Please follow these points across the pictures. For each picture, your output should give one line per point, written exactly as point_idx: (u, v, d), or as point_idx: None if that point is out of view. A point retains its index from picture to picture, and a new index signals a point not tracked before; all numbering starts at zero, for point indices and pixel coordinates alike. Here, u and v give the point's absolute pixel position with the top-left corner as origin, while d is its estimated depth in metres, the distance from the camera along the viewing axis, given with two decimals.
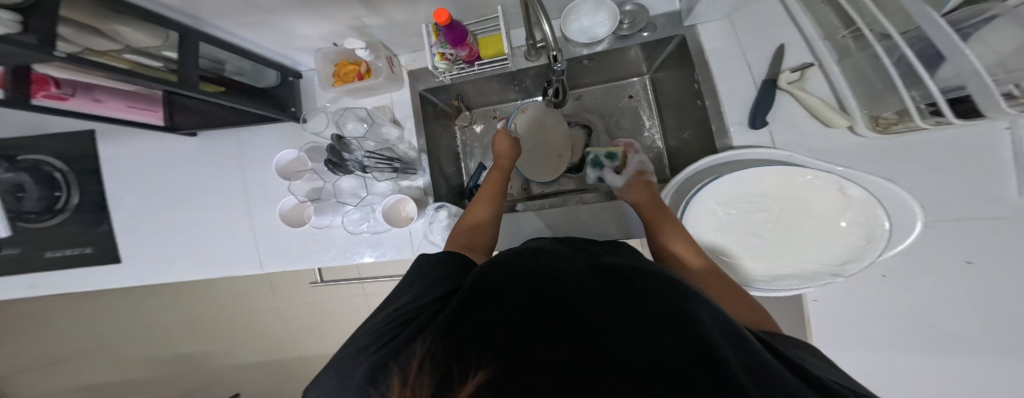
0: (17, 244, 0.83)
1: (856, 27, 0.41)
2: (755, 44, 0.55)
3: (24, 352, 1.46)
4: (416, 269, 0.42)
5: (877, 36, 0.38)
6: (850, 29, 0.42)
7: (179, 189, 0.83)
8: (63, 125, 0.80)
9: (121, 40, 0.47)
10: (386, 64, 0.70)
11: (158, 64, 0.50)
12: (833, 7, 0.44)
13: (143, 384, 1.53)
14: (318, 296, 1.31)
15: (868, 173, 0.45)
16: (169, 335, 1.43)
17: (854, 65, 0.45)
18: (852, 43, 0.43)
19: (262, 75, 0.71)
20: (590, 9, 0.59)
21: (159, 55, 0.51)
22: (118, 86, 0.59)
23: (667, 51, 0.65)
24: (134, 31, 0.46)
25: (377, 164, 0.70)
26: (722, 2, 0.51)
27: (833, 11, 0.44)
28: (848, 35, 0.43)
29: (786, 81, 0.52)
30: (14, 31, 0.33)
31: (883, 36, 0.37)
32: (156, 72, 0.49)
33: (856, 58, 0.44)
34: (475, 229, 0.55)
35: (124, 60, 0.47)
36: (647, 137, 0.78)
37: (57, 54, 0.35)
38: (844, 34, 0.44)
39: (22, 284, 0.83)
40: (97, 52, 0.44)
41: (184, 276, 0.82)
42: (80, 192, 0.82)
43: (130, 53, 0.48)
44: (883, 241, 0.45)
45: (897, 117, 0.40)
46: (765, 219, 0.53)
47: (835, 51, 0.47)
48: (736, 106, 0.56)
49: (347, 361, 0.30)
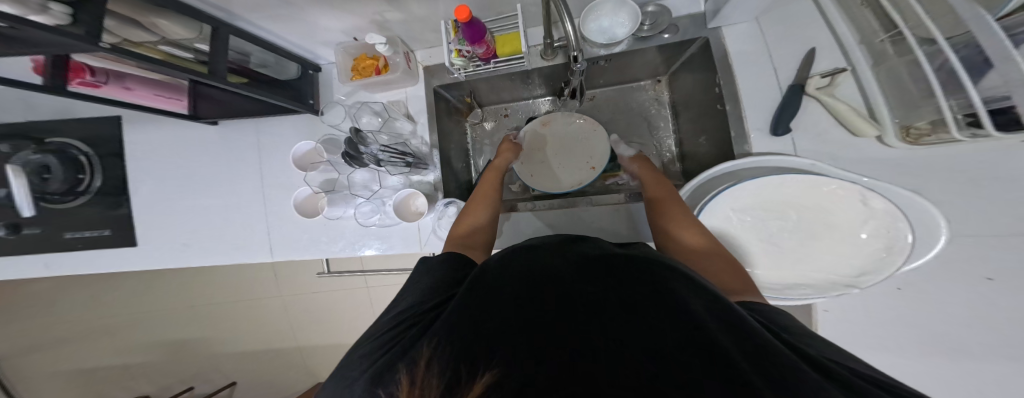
0: (39, 224, 0.85)
1: (897, 31, 0.38)
2: (779, 50, 0.54)
3: (34, 330, 1.49)
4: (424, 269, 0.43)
5: (919, 41, 0.35)
6: (889, 34, 0.39)
7: (194, 176, 0.84)
8: (92, 110, 0.83)
9: (157, 33, 0.51)
10: (404, 59, 0.70)
11: (190, 56, 0.54)
12: (872, 10, 0.41)
13: (146, 368, 1.54)
14: (323, 286, 1.33)
15: (895, 186, 0.44)
16: (176, 319, 1.46)
17: (890, 71, 0.41)
18: (891, 48, 0.39)
19: (282, 67, 0.74)
20: (610, 9, 0.59)
21: (192, 47, 0.55)
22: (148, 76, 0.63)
23: (689, 54, 0.64)
24: (172, 24, 0.51)
25: (390, 158, 0.70)
26: (748, 4, 0.50)
27: (874, 15, 0.41)
28: (887, 40, 0.40)
29: (814, 86, 0.50)
30: (67, 23, 0.38)
31: (926, 41, 0.35)
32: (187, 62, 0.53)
33: (892, 65, 0.40)
34: (478, 224, 0.56)
35: (159, 51, 0.51)
36: (661, 140, 0.78)
37: (102, 45, 0.39)
38: (883, 38, 0.40)
39: (41, 262, 0.85)
40: (139, 44, 0.49)
41: (196, 261, 0.83)
42: (102, 175, 0.84)
43: (167, 45, 0.53)
44: (904, 254, 0.44)
45: (930, 128, 0.37)
46: (781, 227, 0.52)
47: (870, 57, 0.43)
48: (757, 112, 0.55)
49: (355, 359, 0.32)
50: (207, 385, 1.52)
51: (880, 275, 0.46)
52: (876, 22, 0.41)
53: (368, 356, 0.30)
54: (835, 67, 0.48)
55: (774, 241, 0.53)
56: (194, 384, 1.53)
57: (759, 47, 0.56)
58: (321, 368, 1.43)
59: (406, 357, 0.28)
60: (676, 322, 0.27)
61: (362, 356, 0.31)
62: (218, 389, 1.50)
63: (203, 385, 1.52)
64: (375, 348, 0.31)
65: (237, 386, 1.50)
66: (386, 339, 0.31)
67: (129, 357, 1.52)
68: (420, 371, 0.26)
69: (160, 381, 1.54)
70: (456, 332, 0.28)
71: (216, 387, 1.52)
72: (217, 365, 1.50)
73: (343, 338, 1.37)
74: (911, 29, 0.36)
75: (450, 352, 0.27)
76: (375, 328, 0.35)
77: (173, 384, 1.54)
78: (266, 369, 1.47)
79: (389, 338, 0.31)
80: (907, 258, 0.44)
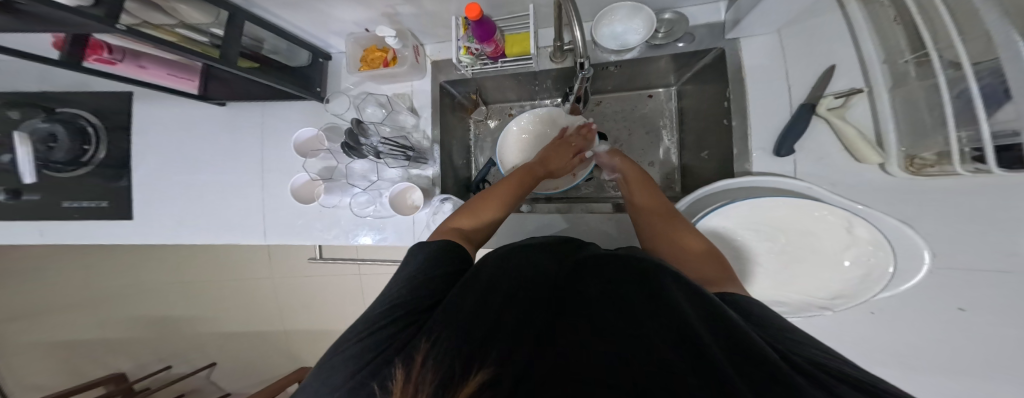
0: (37, 192, 0.85)
1: (924, 52, 0.33)
2: (792, 67, 0.53)
3: (25, 297, 1.49)
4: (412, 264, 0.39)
5: (944, 64, 0.31)
6: (916, 54, 0.34)
7: (194, 152, 0.84)
8: (105, 85, 0.84)
9: (175, 16, 0.51)
10: (412, 52, 0.70)
11: (204, 40, 0.54)
12: (904, 26, 0.35)
13: (126, 345, 1.52)
14: (313, 271, 1.33)
15: (886, 214, 0.43)
16: (168, 295, 1.46)
17: (907, 94, 0.37)
18: (913, 70, 0.35)
19: (295, 53, 0.73)
20: (625, 15, 0.58)
21: (207, 31, 0.55)
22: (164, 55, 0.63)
23: (702, 65, 0.63)
24: (191, 9, 0.52)
25: (391, 150, 0.70)
26: (770, 15, 0.49)
27: (905, 32, 0.36)
28: (911, 61, 0.35)
29: (826, 107, 0.48)
30: (87, 4, 0.39)
31: (951, 65, 0.30)
32: (201, 46, 0.53)
33: (908, 89, 0.37)
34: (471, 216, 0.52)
35: (174, 34, 0.51)
36: (663, 150, 0.77)
37: (118, 27, 0.40)
38: (907, 59, 0.36)
39: (33, 231, 0.85)
40: (156, 27, 0.49)
41: (190, 238, 0.83)
42: (107, 147, 0.85)
43: (183, 28, 0.52)
44: (881, 284, 0.46)
45: (936, 160, 0.34)
46: (769, 248, 0.53)
47: (889, 79, 0.39)
48: (762, 131, 0.55)
49: (336, 358, 0.28)
50: (186, 365, 1.50)
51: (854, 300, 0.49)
52: (905, 40, 0.36)
53: (352, 355, 0.27)
54: (852, 88, 0.45)
55: (761, 261, 0.54)
56: (173, 362, 1.51)
57: (773, 63, 0.55)
58: (305, 354, 1.42)
59: (401, 353, 0.26)
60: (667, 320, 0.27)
61: (344, 355, 0.28)
62: (196, 368, 1.48)
63: (182, 363, 1.51)
64: (360, 345, 0.28)
65: (216, 367, 1.49)
66: (373, 336, 0.28)
67: (113, 332, 1.51)
68: (416, 369, 0.24)
69: (139, 357, 1.52)
70: (455, 330, 0.28)
71: (194, 368, 1.50)
72: (201, 344, 1.48)
73: (330, 324, 1.36)
74: (939, 50, 0.31)
75: (448, 349, 0.26)
76: (360, 326, 0.31)
77: (150, 362, 1.52)
78: (248, 351, 1.46)
79: (377, 335, 0.28)
80: (884, 287, 0.46)
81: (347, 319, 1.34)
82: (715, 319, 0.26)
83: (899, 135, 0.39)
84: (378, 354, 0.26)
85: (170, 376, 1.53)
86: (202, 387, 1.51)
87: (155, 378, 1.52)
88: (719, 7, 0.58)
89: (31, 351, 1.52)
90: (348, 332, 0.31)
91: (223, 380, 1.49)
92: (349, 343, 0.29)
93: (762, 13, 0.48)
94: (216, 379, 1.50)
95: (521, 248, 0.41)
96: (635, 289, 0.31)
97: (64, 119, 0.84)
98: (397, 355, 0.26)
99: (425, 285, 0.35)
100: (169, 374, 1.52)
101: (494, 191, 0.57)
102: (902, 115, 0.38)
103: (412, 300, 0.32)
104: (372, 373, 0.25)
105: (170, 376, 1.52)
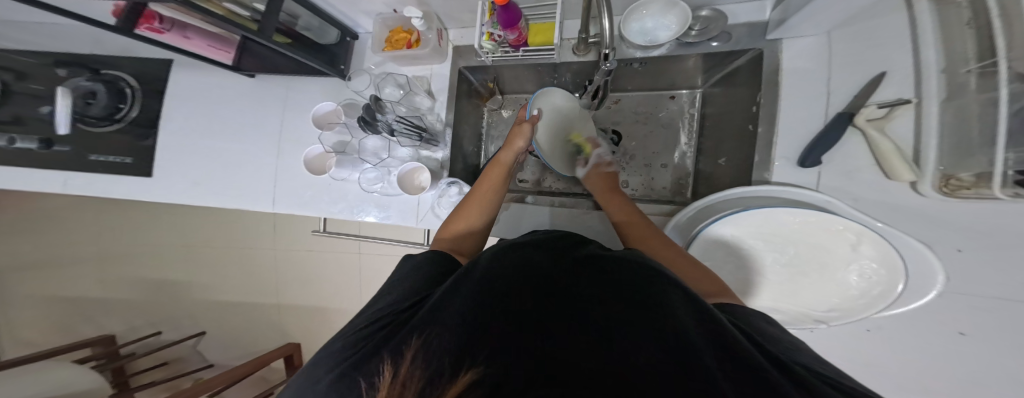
0: (67, 144, 0.88)
1: (991, 61, 0.30)
2: (836, 74, 0.50)
3: (48, 247, 1.55)
4: (408, 269, 0.40)
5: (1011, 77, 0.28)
6: (981, 64, 0.31)
7: (217, 117, 0.86)
8: (144, 49, 0.88)
9: None
10: (436, 36, 0.70)
11: (247, 15, 0.56)
12: (975, 32, 0.32)
13: (129, 303, 1.55)
14: (315, 244, 1.35)
15: (907, 235, 0.39)
16: (176, 257, 1.50)
17: (959, 109, 0.34)
18: (972, 82, 0.32)
19: (324, 32, 0.73)
20: (659, 11, 0.58)
21: (250, 6, 0.56)
22: (207, 28, 0.64)
23: (735, 67, 0.62)
24: None
25: (405, 130, 0.70)
26: (824, 15, 0.47)
27: (975, 37, 0.32)
28: (975, 70, 0.32)
29: (866, 117, 0.44)
30: None
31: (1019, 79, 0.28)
32: (243, 20, 0.54)
33: (959, 104, 0.34)
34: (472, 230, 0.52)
35: (221, 7, 0.53)
36: (679, 155, 0.75)
37: None
38: (971, 68, 0.32)
39: (58, 179, 0.86)
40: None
41: (203, 201, 0.85)
42: (138, 107, 0.88)
43: (231, 2, 0.54)
44: (883, 302, 0.45)
45: (970, 182, 0.32)
46: (775, 259, 0.52)
47: (944, 91, 0.35)
48: (792, 141, 0.52)
49: (325, 356, 0.29)
50: (179, 331, 1.53)
51: (852, 315, 0.49)
52: (974, 47, 0.32)
53: (339, 352, 0.28)
54: (900, 98, 0.41)
55: (765, 272, 0.52)
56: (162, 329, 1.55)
57: (816, 68, 0.52)
58: (293, 330, 1.43)
59: (384, 350, 0.26)
60: (658, 318, 0.26)
61: (332, 354, 0.29)
62: (184, 337, 1.51)
63: (170, 332, 1.54)
64: (346, 344, 0.29)
65: (204, 337, 1.52)
66: (358, 336, 0.29)
67: (121, 289, 1.55)
68: (399, 363, 0.24)
69: (130, 321, 1.56)
70: (439, 324, 0.27)
71: (181, 336, 1.53)
72: (199, 309, 1.51)
73: (325, 299, 1.37)
74: (1010, 60, 0.29)
75: (431, 346, 0.25)
76: (352, 328, 0.32)
77: (146, 325, 1.54)
78: (236, 324, 1.48)
79: (364, 334, 0.29)
80: (886, 305, 0.45)
81: (339, 298, 1.36)
82: (706, 325, 0.25)
83: (941, 153, 0.36)
84: (360, 351, 0.27)
85: (158, 343, 1.56)
86: (188, 355, 1.54)
87: (143, 344, 1.55)
88: (761, 10, 0.57)
89: (38, 304, 1.59)
90: (341, 332, 0.32)
91: (212, 349, 1.51)
92: (338, 342, 0.30)
93: (818, 11, 0.46)
94: (201, 349, 1.53)
95: (514, 245, 0.39)
96: (625, 287, 0.31)
97: (106, 80, 0.88)
98: (378, 350, 0.26)
99: (413, 290, 0.35)
100: (157, 340, 1.55)
101: (464, 213, 0.53)
102: (947, 132, 0.35)
103: (400, 303, 0.33)
104: (355, 363, 0.26)
105: (157, 342, 1.55)
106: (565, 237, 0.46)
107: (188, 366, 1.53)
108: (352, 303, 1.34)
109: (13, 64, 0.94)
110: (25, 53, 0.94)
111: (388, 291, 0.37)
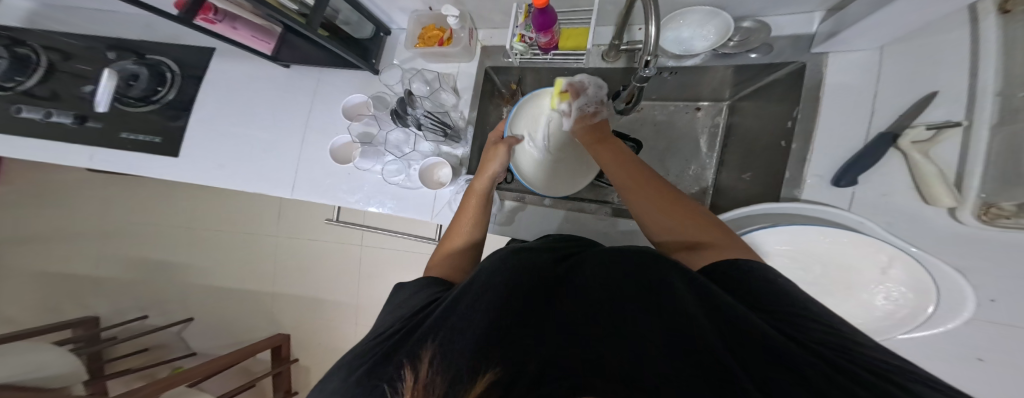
0: (102, 121, 0.90)
1: None
2: (877, 95, 0.50)
3: (65, 219, 1.59)
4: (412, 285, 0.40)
5: None
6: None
7: (245, 102, 0.88)
8: (186, 33, 0.91)
9: None
10: (468, 35, 0.71)
11: (294, 8, 0.57)
12: None
13: (134, 281, 1.57)
14: (321, 233, 1.37)
15: (945, 262, 0.40)
16: (190, 236, 1.52)
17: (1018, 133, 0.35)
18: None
19: (361, 26, 0.75)
20: (698, 20, 0.59)
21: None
22: (253, 19, 0.67)
23: (770, 80, 0.60)
24: None
25: (431, 125, 0.71)
26: (876, 32, 0.47)
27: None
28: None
29: (910, 138, 0.44)
30: None
31: None
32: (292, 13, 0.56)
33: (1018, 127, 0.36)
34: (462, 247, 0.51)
35: None
36: (700, 167, 0.74)
37: None
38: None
39: (86, 154, 0.88)
40: None
41: (218, 184, 0.86)
42: (176, 90, 0.90)
43: None
44: (908, 324, 0.46)
45: (1013, 211, 0.36)
46: (801, 278, 0.51)
47: (995, 115, 0.38)
48: (825, 160, 0.52)
49: (337, 375, 0.29)
50: (174, 313, 1.54)
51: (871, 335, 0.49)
52: None
53: (351, 369, 0.28)
54: (947, 120, 0.42)
55: None
56: (149, 313, 1.56)
57: (859, 87, 0.52)
58: (285, 321, 1.44)
59: (395, 357, 0.26)
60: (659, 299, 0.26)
61: (343, 373, 0.28)
62: (170, 323, 1.52)
63: (156, 316, 1.55)
64: (358, 360, 0.29)
65: (190, 323, 1.52)
66: (369, 351, 0.29)
67: (131, 264, 1.57)
68: (415, 369, 0.25)
69: (118, 303, 1.57)
70: (444, 325, 0.27)
71: (166, 322, 1.54)
72: (200, 291, 1.52)
73: (322, 291, 1.39)
74: None
75: (442, 349, 0.25)
76: (360, 348, 0.31)
77: (143, 305, 1.56)
78: (232, 310, 1.49)
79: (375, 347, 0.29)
80: (910, 327, 0.46)
81: (337, 290, 1.37)
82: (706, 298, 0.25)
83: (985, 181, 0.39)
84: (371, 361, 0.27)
85: (143, 328, 1.56)
86: (171, 342, 1.54)
87: (125, 329, 1.54)
88: (800, 28, 0.57)
89: (41, 277, 1.61)
90: (349, 352, 0.32)
91: (196, 338, 1.52)
92: (348, 360, 0.30)
93: (870, 27, 0.46)
94: (185, 337, 1.53)
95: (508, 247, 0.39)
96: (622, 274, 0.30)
97: (150, 63, 0.92)
98: (389, 357, 0.26)
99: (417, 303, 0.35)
100: (142, 325, 1.55)
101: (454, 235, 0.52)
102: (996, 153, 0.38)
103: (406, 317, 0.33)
104: (374, 370, 0.25)
105: (142, 327, 1.55)
106: (561, 241, 0.45)
107: (169, 353, 1.52)
108: (349, 296, 1.35)
109: (60, 44, 0.99)
110: (72, 34, 0.98)
111: (394, 309, 0.37)
